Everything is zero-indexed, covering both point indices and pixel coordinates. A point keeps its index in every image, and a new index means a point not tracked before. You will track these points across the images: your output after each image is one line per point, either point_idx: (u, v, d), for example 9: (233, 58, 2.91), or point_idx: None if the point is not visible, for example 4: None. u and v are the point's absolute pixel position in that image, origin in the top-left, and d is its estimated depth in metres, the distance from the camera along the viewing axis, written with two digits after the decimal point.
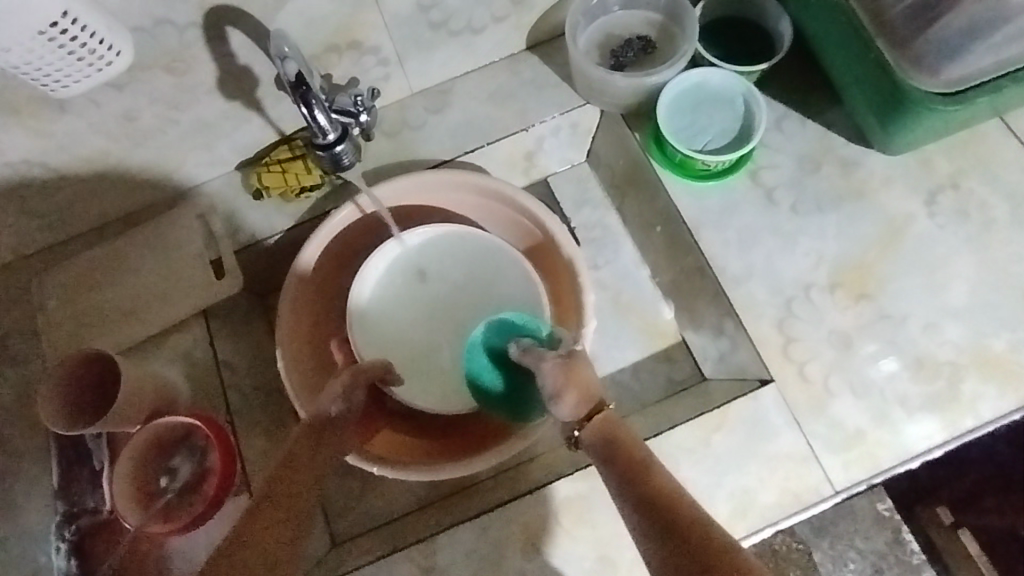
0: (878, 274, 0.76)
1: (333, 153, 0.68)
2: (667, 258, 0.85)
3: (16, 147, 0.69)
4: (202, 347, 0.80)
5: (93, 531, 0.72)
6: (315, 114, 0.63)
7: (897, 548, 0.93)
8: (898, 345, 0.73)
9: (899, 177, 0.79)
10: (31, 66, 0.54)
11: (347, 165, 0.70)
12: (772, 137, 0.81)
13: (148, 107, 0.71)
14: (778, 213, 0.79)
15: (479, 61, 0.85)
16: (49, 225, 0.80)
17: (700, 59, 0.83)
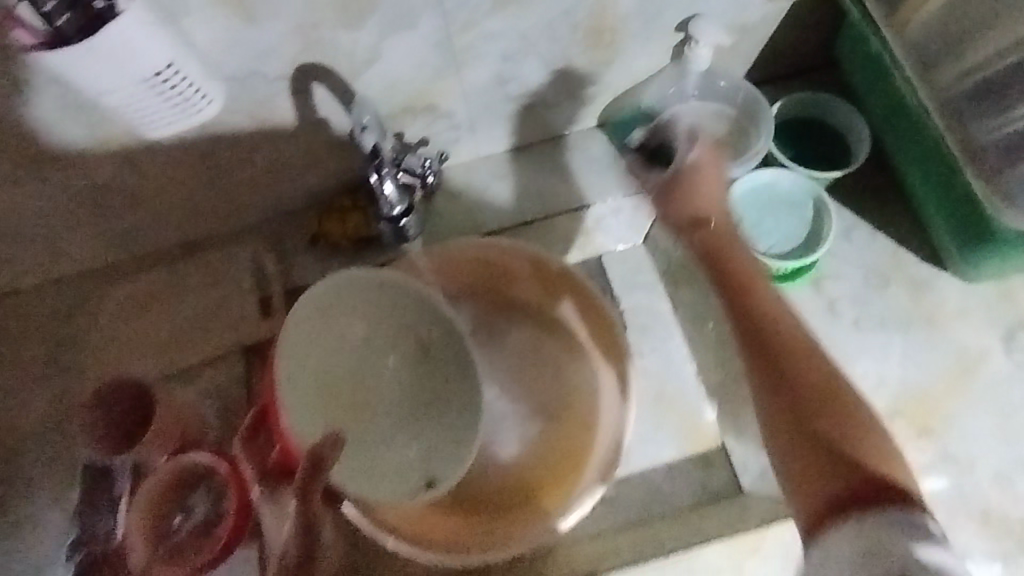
0: (944, 412, 0.70)
1: (398, 223, 0.77)
2: (717, 357, 0.81)
3: (102, 171, 0.73)
4: (238, 385, 0.79)
5: (97, 562, 0.69)
6: (382, 182, 0.71)
7: None
8: (963, 491, 0.67)
9: (975, 309, 0.74)
10: (132, 109, 0.56)
11: (410, 235, 0.81)
12: (839, 246, 0.78)
13: (228, 147, 0.74)
14: (838, 326, 0.75)
15: (548, 134, 0.87)
16: (118, 243, 0.83)
17: (772, 158, 0.82)
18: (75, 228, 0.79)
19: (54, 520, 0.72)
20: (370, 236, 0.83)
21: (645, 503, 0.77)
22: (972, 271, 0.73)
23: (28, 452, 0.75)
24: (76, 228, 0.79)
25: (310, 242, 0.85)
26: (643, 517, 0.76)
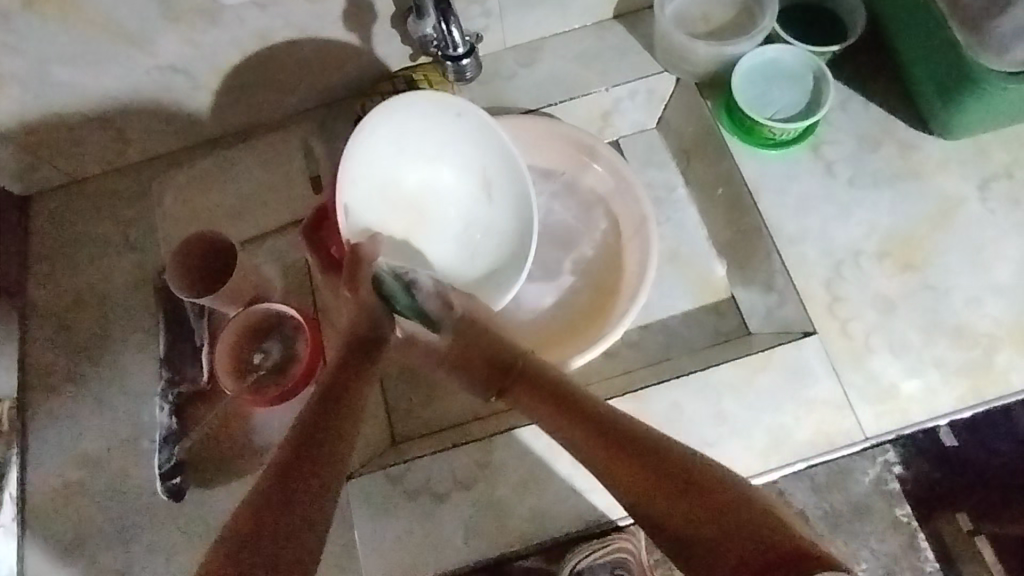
0: (926, 249, 0.81)
1: (460, 66, 0.75)
2: (726, 220, 0.91)
3: (168, 52, 0.79)
4: (297, 252, 0.87)
5: (192, 398, 0.80)
6: (451, 30, 0.71)
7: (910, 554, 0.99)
8: (939, 314, 0.78)
9: (954, 162, 0.84)
10: None
11: (469, 79, 0.77)
12: (837, 115, 0.87)
13: (282, 29, 0.80)
14: (835, 185, 0.84)
15: (570, 23, 0.93)
16: (175, 130, 0.89)
17: (777, 37, 0.89)
18: (139, 114, 0.85)
19: (145, 366, 0.83)
20: None
21: (664, 344, 0.89)
22: (955, 127, 0.82)
23: (115, 313, 0.85)
24: (140, 114, 0.86)
25: (355, 126, 0.91)
26: (663, 356, 0.88)
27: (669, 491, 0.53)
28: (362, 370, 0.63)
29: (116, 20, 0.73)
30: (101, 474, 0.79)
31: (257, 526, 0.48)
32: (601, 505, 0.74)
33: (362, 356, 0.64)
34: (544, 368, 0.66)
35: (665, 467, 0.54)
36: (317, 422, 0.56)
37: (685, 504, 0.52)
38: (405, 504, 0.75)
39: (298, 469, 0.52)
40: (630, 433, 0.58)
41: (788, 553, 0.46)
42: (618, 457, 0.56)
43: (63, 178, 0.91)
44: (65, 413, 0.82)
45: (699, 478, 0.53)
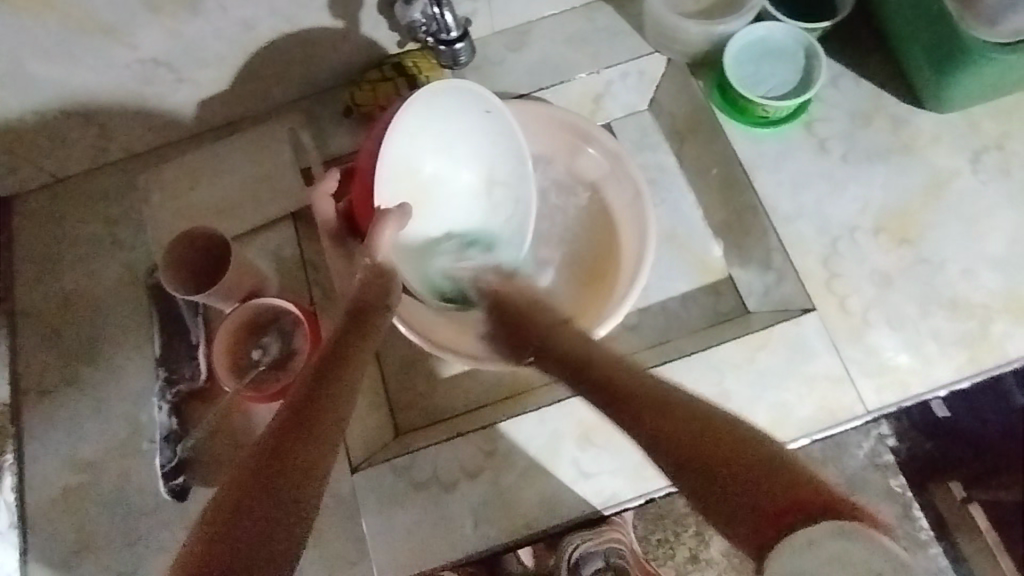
0: (920, 223, 0.81)
1: (454, 51, 0.75)
2: (721, 200, 0.91)
3: (149, 45, 0.77)
4: (290, 246, 0.86)
5: (190, 397, 0.80)
6: (443, 14, 0.71)
7: (907, 523, 0.96)
8: (934, 286, 0.79)
9: (946, 135, 0.84)
10: None
11: (463, 63, 0.77)
12: (828, 92, 0.87)
13: (266, 18, 0.78)
14: (830, 162, 0.84)
15: (559, 6, 0.92)
16: (160, 125, 0.87)
17: (767, 15, 0.89)
18: (121, 110, 0.83)
19: (139, 367, 0.81)
20: None
21: (663, 325, 0.90)
22: (946, 101, 0.82)
23: (107, 314, 0.84)
24: (122, 110, 0.83)
25: (344, 115, 0.89)
26: (663, 337, 0.89)
27: (705, 441, 0.46)
28: (362, 327, 0.59)
29: (94, 13, 0.71)
30: (101, 478, 0.78)
31: (264, 485, 0.43)
32: (606, 489, 0.74)
33: (364, 312, 0.60)
34: (574, 338, 0.63)
35: (694, 413, 0.49)
36: (318, 379, 0.52)
37: (726, 474, 0.44)
38: (412, 495, 0.74)
39: (300, 433, 0.47)
40: (648, 389, 0.52)
41: (813, 505, 0.41)
42: (665, 414, 0.49)
43: (46, 177, 0.88)
44: (61, 417, 0.80)
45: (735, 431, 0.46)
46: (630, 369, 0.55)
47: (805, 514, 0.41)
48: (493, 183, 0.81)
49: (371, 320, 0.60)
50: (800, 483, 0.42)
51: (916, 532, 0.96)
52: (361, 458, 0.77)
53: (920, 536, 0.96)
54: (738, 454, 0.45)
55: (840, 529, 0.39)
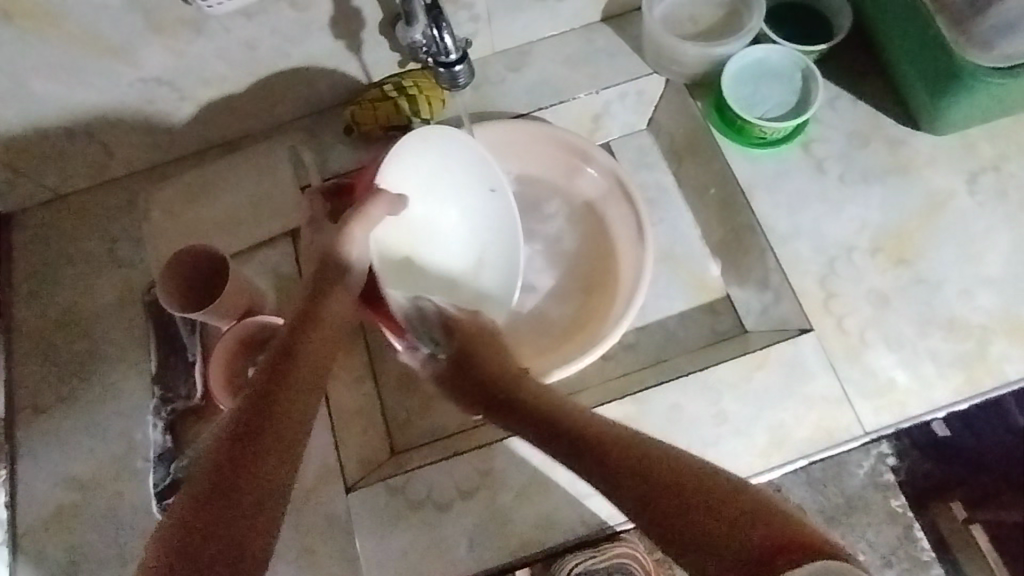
0: (917, 243, 0.82)
1: (453, 73, 0.73)
2: (718, 219, 0.91)
3: (151, 64, 0.77)
4: (288, 263, 0.86)
5: (185, 414, 0.79)
6: (442, 35, 0.70)
7: (908, 544, 0.93)
8: (932, 307, 0.79)
9: (942, 156, 0.85)
10: None
11: (462, 86, 0.75)
12: (825, 113, 0.87)
13: (268, 38, 0.79)
14: (826, 182, 0.85)
15: (558, 27, 0.93)
16: (161, 143, 0.88)
17: (764, 38, 0.89)
18: (122, 127, 0.84)
19: (135, 384, 0.81)
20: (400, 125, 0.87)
21: (661, 344, 0.90)
22: (942, 123, 0.83)
23: (104, 331, 0.84)
24: (123, 127, 0.84)
25: (345, 134, 0.89)
26: (661, 356, 0.89)
27: (673, 492, 0.50)
28: (316, 329, 0.64)
29: (97, 32, 0.72)
30: (94, 496, 0.77)
31: (221, 467, 0.52)
32: (603, 510, 0.74)
33: (312, 313, 0.65)
34: (531, 387, 0.68)
35: (678, 467, 0.52)
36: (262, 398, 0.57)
37: (707, 514, 0.48)
38: (407, 515, 0.74)
39: (245, 438, 0.54)
40: (626, 442, 0.56)
41: (795, 549, 0.45)
42: (641, 476, 0.52)
43: (47, 193, 0.89)
44: (56, 434, 0.80)
45: (709, 481, 0.51)
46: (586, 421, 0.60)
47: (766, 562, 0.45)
48: (480, 269, 0.84)
49: (321, 321, 0.65)
50: (766, 521, 0.47)
51: (919, 553, 0.93)
52: (356, 477, 0.76)
53: (923, 557, 0.93)
54: (700, 494, 0.50)
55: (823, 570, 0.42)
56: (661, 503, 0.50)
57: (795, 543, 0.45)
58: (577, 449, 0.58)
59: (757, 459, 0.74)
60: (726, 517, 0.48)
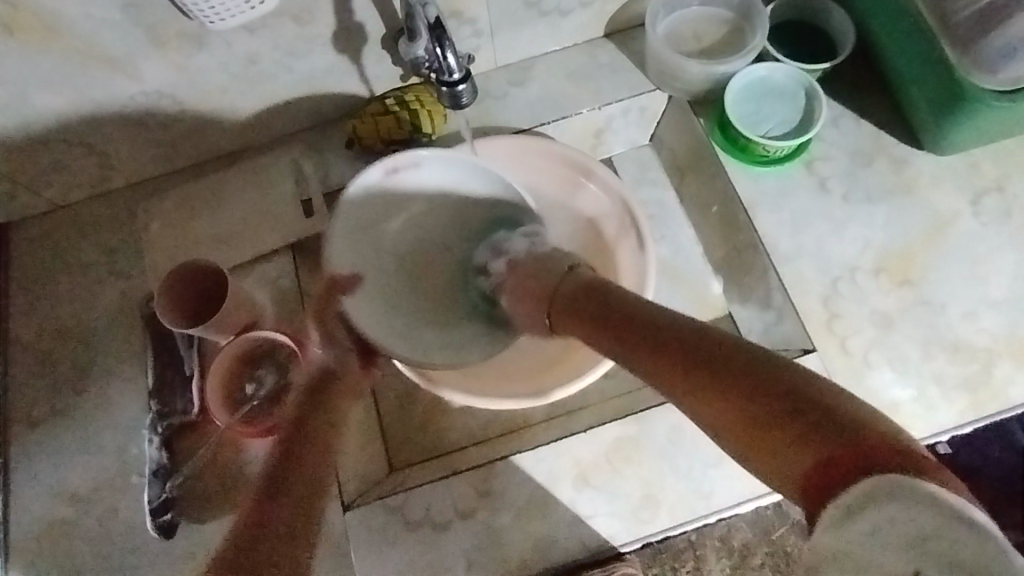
0: (922, 264, 0.81)
1: (455, 93, 0.72)
2: (721, 236, 0.91)
3: (153, 76, 0.77)
4: (287, 277, 0.85)
5: (182, 430, 0.79)
6: (445, 54, 0.69)
7: None
8: (936, 328, 0.78)
9: (946, 177, 0.84)
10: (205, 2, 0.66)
11: (465, 105, 0.74)
12: (828, 132, 0.87)
13: (270, 52, 0.78)
14: (830, 201, 0.84)
15: (562, 42, 0.92)
16: (161, 154, 0.87)
17: (768, 55, 0.89)
18: (121, 139, 0.83)
19: (132, 398, 0.80)
20: (401, 140, 0.86)
21: None
22: (946, 144, 0.82)
23: (101, 344, 0.83)
24: (121, 139, 0.83)
25: (346, 148, 0.89)
26: None
27: (759, 395, 0.41)
28: (329, 394, 0.70)
29: (99, 45, 0.71)
30: (88, 512, 0.77)
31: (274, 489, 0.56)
32: (603, 532, 0.73)
33: (322, 392, 0.71)
34: (619, 293, 0.60)
35: (749, 363, 0.43)
36: (309, 405, 0.68)
37: (754, 393, 0.42)
38: (403, 535, 0.73)
39: (296, 455, 0.60)
40: (667, 342, 0.50)
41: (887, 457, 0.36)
42: (697, 376, 0.46)
43: (45, 204, 0.88)
44: (50, 449, 0.79)
45: (766, 387, 0.41)
46: (652, 314, 0.55)
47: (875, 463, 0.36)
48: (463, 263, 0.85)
49: (333, 397, 0.71)
50: (838, 416, 0.38)
51: None
52: (354, 496, 0.76)
53: None
54: (772, 392, 0.41)
55: (871, 487, 0.35)
56: (730, 423, 0.42)
57: (881, 456, 0.36)
58: (613, 338, 0.57)
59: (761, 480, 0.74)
60: (764, 438, 0.40)
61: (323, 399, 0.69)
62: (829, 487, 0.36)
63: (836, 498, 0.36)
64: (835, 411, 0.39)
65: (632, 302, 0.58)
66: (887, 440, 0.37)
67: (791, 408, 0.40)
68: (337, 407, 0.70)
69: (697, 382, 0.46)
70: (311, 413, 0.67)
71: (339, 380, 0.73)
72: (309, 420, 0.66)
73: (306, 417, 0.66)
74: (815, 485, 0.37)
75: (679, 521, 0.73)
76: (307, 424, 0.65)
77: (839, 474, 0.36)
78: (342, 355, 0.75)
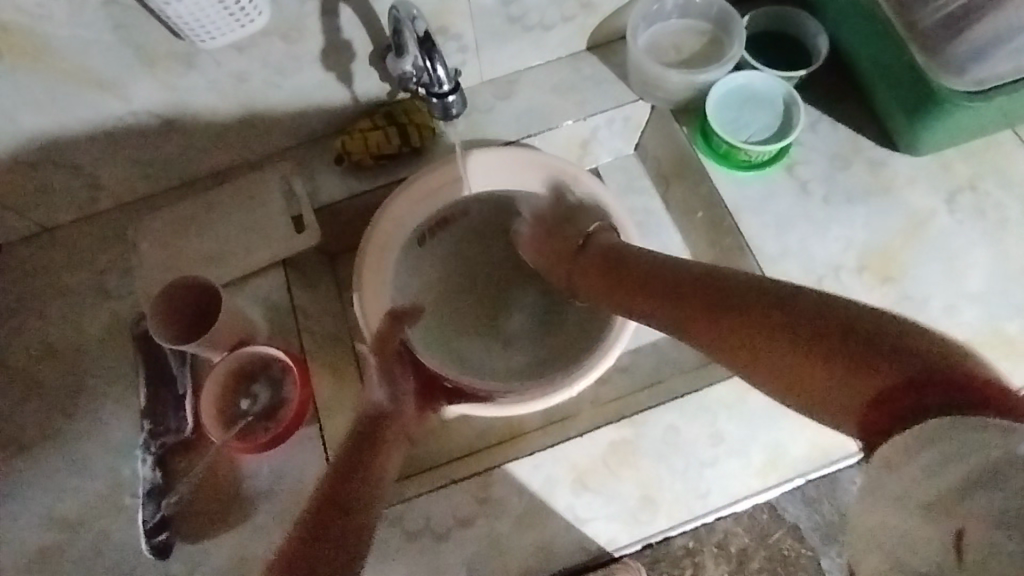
0: (902, 261, 0.83)
1: (445, 104, 0.73)
2: (707, 241, 0.93)
3: (143, 96, 0.78)
4: (280, 292, 0.85)
5: (176, 448, 0.78)
6: (435, 66, 0.70)
7: None
8: (919, 323, 0.80)
9: (922, 177, 0.87)
10: (194, 20, 0.66)
11: (455, 115, 0.76)
12: (807, 136, 0.89)
13: (260, 70, 0.79)
14: (812, 203, 0.86)
15: (546, 55, 0.94)
16: (151, 174, 0.87)
17: (746, 64, 0.92)
18: (110, 159, 0.83)
19: (123, 420, 0.80)
20: (390, 153, 0.87)
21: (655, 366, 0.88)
22: (919, 146, 0.85)
23: (92, 365, 0.82)
24: (110, 159, 0.83)
25: (335, 163, 0.89)
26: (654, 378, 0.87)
27: (816, 338, 0.47)
28: (382, 435, 0.66)
29: (90, 65, 0.72)
30: (79, 536, 0.75)
31: (318, 528, 0.55)
32: (601, 535, 0.73)
33: (379, 429, 0.67)
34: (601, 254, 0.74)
35: (818, 308, 0.48)
36: (366, 435, 0.65)
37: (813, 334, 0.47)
38: (404, 547, 0.73)
39: (335, 495, 0.59)
40: (718, 291, 0.57)
41: (966, 390, 0.39)
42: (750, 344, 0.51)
43: (33, 227, 0.88)
44: (40, 473, 0.78)
45: (823, 313, 0.48)
46: (674, 276, 0.64)
47: (954, 392, 0.40)
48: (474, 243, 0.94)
49: (387, 437, 0.67)
50: (913, 351, 0.42)
51: None
52: None
53: None
54: (852, 339, 0.45)
55: (936, 435, 0.39)
56: (776, 373, 0.49)
57: (959, 381, 0.40)
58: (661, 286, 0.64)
59: (756, 478, 0.74)
60: (850, 375, 0.44)
61: (377, 429, 0.67)
62: (903, 417, 0.41)
63: (919, 432, 0.40)
64: (910, 342, 0.43)
65: (716, 270, 0.60)
66: (939, 366, 0.41)
67: (854, 365, 0.44)
68: (389, 451, 0.65)
69: (712, 327, 0.56)
70: (362, 442, 0.64)
71: (393, 420, 0.69)
72: (362, 449, 0.64)
73: (359, 446, 0.64)
74: (900, 415, 0.41)
75: (677, 521, 0.74)
76: (359, 452, 0.63)
77: (926, 397, 0.40)
78: (399, 396, 0.72)
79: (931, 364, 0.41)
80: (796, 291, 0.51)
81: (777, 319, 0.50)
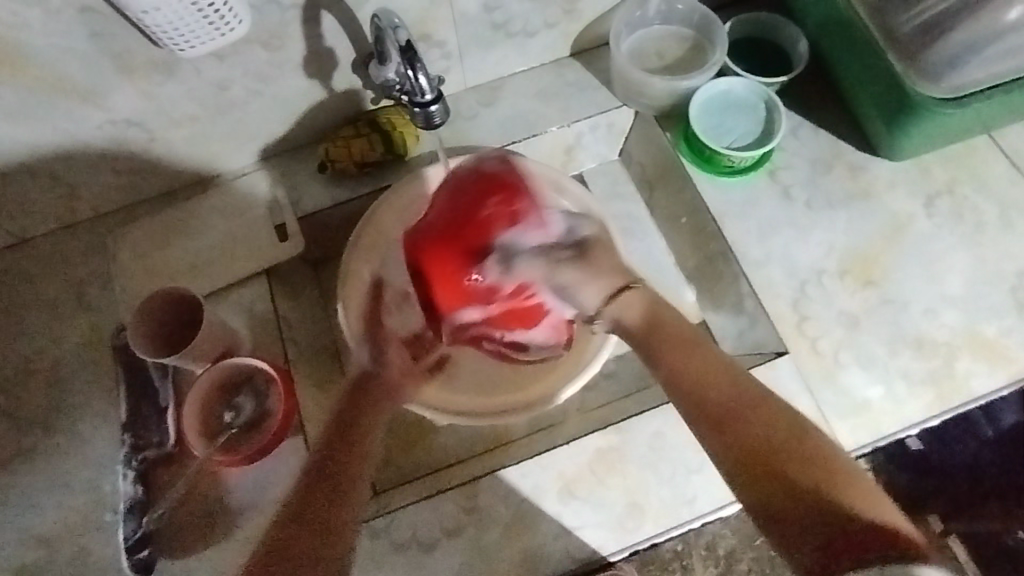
0: (883, 265, 0.84)
1: (428, 113, 0.72)
2: (692, 246, 0.94)
3: (122, 105, 0.76)
4: (263, 302, 0.84)
5: (158, 462, 0.77)
6: (417, 76, 0.69)
7: None
8: (901, 327, 0.81)
9: (901, 182, 0.88)
10: (172, 29, 0.65)
11: (438, 125, 0.74)
12: (789, 142, 0.90)
13: (241, 78, 0.78)
14: (794, 208, 0.87)
15: (530, 62, 0.94)
16: (130, 184, 0.86)
17: (728, 70, 0.93)
18: (88, 168, 0.82)
19: (103, 434, 0.78)
20: (374, 161, 0.87)
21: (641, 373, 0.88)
22: (898, 151, 0.86)
23: (70, 379, 0.81)
24: (88, 169, 0.82)
25: (318, 171, 0.88)
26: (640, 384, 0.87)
27: (840, 510, 0.54)
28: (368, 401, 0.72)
29: (67, 74, 0.71)
30: (58, 553, 0.74)
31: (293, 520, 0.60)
32: (589, 542, 0.73)
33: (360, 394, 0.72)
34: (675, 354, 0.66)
35: (807, 453, 0.58)
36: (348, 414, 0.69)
37: (793, 457, 0.58)
38: (390, 558, 0.72)
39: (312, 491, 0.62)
40: (716, 383, 0.63)
41: (876, 545, 0.51)
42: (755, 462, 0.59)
43: (10, 238, 0.86)
44: (17, 490, 0.76)
45: (830, 468, 0.57)
46: (706, 367, 0.64)
47: (860, 544, 0.52)
48: None
49: (369, 400, 0.72)
50: (850, 516, 0.54)
51: None
52: None
53: None
54: (798, 476, 0.57)
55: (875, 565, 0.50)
56: (750, 454, 0.59)
57: (878, 543, 0.51)
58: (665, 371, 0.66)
59: None
60: (792, 500, 0.56)
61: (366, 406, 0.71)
62: (827, 564, 0.53)
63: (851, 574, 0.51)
64: (860, 514, 0.54)
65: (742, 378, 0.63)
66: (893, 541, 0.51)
67: (812, 496, 0.56)
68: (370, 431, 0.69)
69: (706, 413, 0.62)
70: (345, 414, 0.69)
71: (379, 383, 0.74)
72: (349, 436, 0.67)
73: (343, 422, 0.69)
74: (819, 545, 0.54)
75: (664, 528, 0.74)
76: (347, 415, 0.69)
77: (841, 543, 0.53)
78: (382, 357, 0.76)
79: (887, 540, 0.51)
80: (779, 424, 0.60)
81: (762, 438, 0.60)
